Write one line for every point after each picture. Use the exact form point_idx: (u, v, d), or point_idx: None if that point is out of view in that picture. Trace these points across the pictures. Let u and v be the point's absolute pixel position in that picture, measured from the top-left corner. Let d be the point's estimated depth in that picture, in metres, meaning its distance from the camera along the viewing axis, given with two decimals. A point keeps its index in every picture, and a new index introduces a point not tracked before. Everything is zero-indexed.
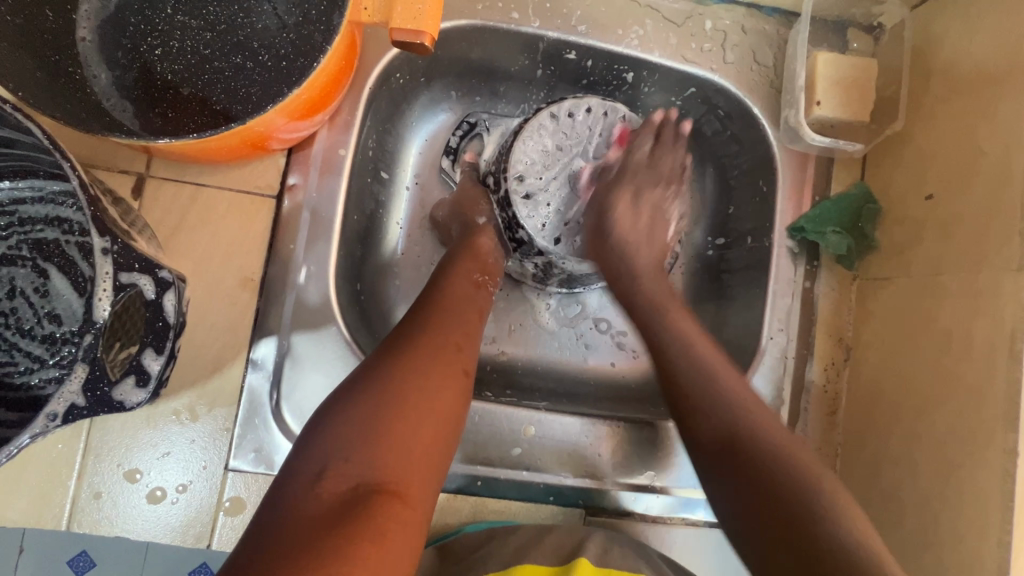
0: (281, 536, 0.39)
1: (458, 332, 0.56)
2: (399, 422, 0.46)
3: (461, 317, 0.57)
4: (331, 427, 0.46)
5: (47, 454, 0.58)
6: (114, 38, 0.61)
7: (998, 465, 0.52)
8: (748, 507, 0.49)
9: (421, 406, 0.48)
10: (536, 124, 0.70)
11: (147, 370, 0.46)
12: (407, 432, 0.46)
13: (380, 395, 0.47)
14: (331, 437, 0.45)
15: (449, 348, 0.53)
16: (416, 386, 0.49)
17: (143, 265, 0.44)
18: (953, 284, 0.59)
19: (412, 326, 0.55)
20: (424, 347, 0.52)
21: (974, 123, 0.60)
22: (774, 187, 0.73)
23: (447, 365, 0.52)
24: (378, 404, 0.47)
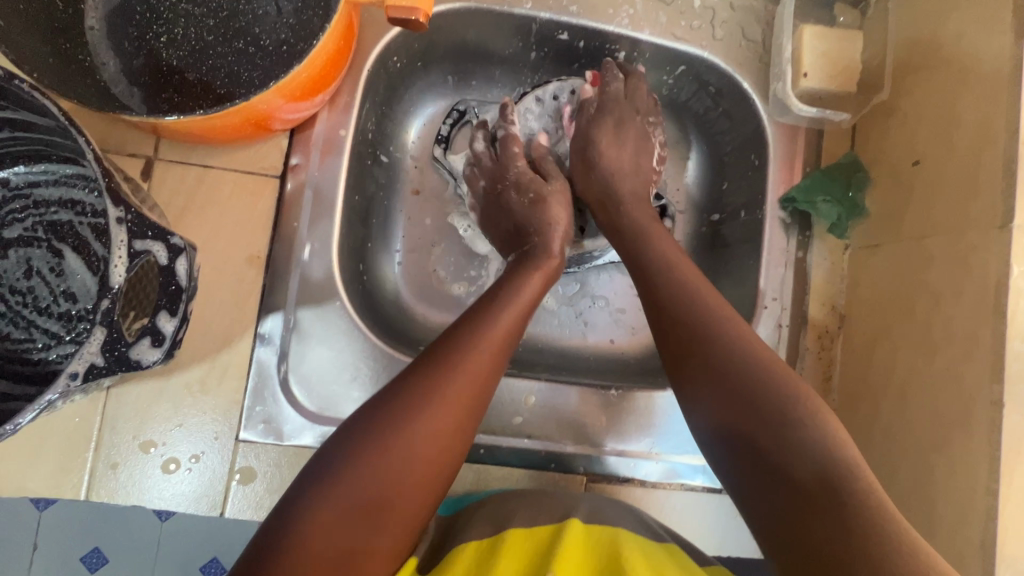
0: (326, 492, 0.44)
1: (512, 324, 0.56)
2: (442, 410, 0.48)
3: (516, 306, 0.57)
4: (384, 402, 0.48)
5: (65, 427, 0.60)
6: (120, 26, 0.63)
7: (984, 417, 0.53)
8: (740, 444, 0.49)
9: (463, 397, 0.50)
10: (522, 108, 0.76)
11: (162, 331, 0.48)
12: (445, 420, 0.48)
13: (429, 381, 0.49)
14: (381, 411, 0.48)
15: (499, 341, 0.54)
16: (461, 377, 0.50)
17: (155, 233, 0.46)
18: (939, 245, 0.61)
19: (470, 314, 0.55)
20: (477, 337, 0.53)
21: (957, 88, 0.61)
22: (765, 160, 0.75)
23: (494, 359, 0.53)
24: (426, 389, 0.49)
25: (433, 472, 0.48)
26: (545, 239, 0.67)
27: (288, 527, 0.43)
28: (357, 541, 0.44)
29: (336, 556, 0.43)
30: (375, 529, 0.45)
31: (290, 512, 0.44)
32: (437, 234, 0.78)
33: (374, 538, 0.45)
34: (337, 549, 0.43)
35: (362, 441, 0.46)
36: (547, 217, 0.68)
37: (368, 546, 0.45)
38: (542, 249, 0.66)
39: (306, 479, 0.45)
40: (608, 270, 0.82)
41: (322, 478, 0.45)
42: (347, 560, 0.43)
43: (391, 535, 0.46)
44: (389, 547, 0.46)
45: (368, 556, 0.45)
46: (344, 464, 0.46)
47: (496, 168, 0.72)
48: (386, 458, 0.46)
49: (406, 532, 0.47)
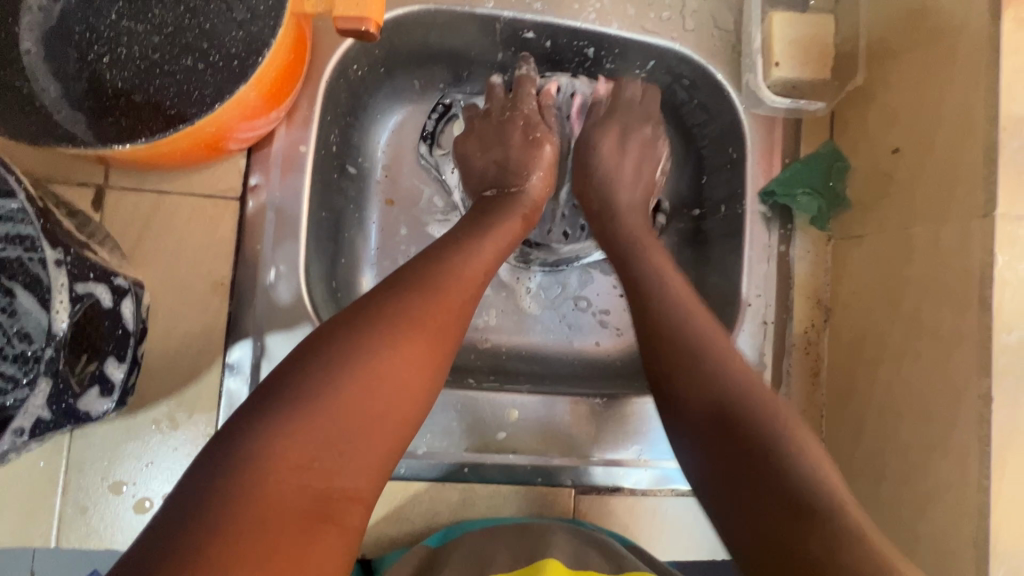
0: (291, 429, 0.40)
1: (486, 259, 0.55)
2: (415, 340, 0.46)
3: (491, 241, 0.57)
4: (345, 330, 0.45)
5: (30, 472, 0.58)
6: (59, 48, 0.60)
7: (973, 412, 0.52)
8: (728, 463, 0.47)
9: (439, 329, 0.48)
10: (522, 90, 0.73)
11: (112, 377, 0.48)
12: (420, 351, 0.46)
13: (401, 309, 0.47)
14: (341, 340, 0.44)
15: (472, 276, 0.53)
16: (436, 306, 0.48)
17: (98, 273, 0.45)
18: (921, 235, 0.59)
19: (441, 247, 0.54)
20: (451, 269, 0.51)
21: (933, 72, 0.59)
22: (743, 152, 0.73)
23: (467, 292, 0.51)
24: (399, 317, 0.46)
25: (407, 405, 0.45)
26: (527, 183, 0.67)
27: (247, 471, 0.38)
28: (331, 482, 0.40)
29: (309, 496, 0.39)
30: (350, 467, 0.41)
31: (246, 454, 0.39)
32: (408, 238, 0.76)
33: (348, 478, 0.41)
34: (310, 489, 0.39)
35: (332, 370, 0.43)
36: (534, 162, 0.68)
37: (341, 488, 0.41)
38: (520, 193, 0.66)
39: (263, 415, 0.41)
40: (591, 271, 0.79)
41: (285, 411, 0.41)
42: (318, 502, 0.40)
43: (365, 477, 0.42)
44: (362, 490, 0.42)
45: (342, 500, 0.41)
46: (310, 395, 0.42)
47: (508, 102, 0.72)
48: (358, 388, 0.43)
49: (379, 473, 0.43)
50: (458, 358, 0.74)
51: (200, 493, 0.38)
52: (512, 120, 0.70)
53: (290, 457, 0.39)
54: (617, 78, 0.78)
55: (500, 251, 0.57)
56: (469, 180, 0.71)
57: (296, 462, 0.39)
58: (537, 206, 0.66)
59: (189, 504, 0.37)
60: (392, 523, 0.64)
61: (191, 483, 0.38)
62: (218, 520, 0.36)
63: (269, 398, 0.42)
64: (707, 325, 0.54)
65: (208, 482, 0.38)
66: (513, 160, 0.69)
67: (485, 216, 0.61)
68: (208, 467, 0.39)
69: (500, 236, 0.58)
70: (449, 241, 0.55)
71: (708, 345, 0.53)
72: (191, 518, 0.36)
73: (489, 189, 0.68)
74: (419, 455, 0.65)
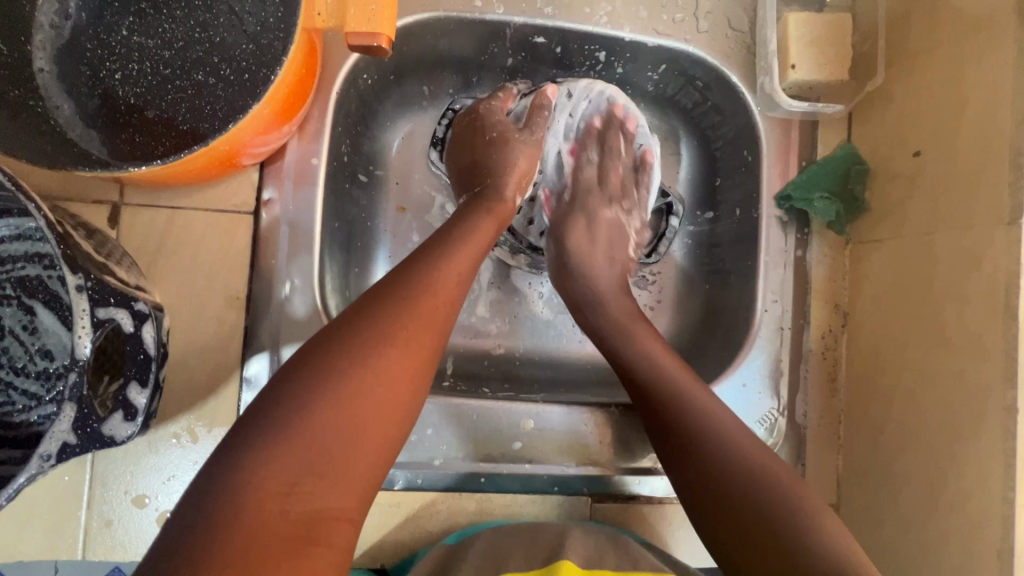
0: (271, 455, 0.40)
1: (463, 264, 0.53)
2: (393, 356, 0.45)
3: (469, 246, 0.55)
4: (320, 353, 0.44)
5: (55, 487, 0.58)
6: (71, 66, 0.60)
7: (997, 422, 0.52)
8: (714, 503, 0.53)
9: (416, 341, 0.47)
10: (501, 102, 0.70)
11: (137, 403, 0.46)
12: (399, 366, 0.46)
13: (374, 326, 0.46)
14: (316, 362, 0.44)
15: (452, 283, 0.51)
16: (411, 319, 0.47)
17: (119, 298, 0.44)
18: (943, 241, 0.58)
19: (418, 256, 0.52)
20: (426, 277, 0.50)
21: (956, 73, 0.58)
22: (758, 156, 0.71)
23: (446, 300, 0.50)
24: (374, 334, 0.45)
25: (388, 420, 0.45)
26: (499, 180, 0.64)
27: (234, 503, 0.38)
28: (316, 505, 0.41)
29: (294, 521, 0.39)
30: (334, 488, 0.42)
31: (230, 483, 0.39)
32: (410, 240, 0.75)
33: (333, 498, 0.41)
34: (294, 514, 0.40)
35: (306, 394, 0.42)
36: (506, 164, 0.65)
37: (327, 509, 0.41)
38: (495, 193, 0.63)
39: (243, 442, 0.41)
40: None
41: (263, 437, 0.41)
42: (303, 526, 0.40)
43: (350, 496, 0.42)
44: (349, 508, 0.42)
45: (329, 521, 0.41)
46: (288, 419, 0.41)
47: (473, 115, 0.70)
48: (336, 410, 0.42)
49: (364, 490, 0.44)
50: (473, 365, 0.75)
51: (190, 528, 0.37)
52: (482, 128, 0.68)
53: (271, 484, 0.39)
54: (629, 81, 0.76)
55: (479, 253, 0.56)
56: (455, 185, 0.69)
57: (277, 488, 0.40)
58: (509, 207, 0.63)
59: (180, 539, 0.37)
60: (410, 533, 0.64)
61: (187, 508, 0.39)
62: (201, 554, 0.36)
63: (246, 425, 0.41)
64: (661, 351, 0.62)
65: (195, 518, 0.38)
66: (484, 163, 0.66)
67: (456, 221, 0.58)
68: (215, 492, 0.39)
69: (479, 241, 0.56)
70: (427, 248, 0.53)
71: (681, 388, 0.59)
72: (180, 548, 0.37)
73: (463, 194, 0.67)
74: (435, 466, 0.65)
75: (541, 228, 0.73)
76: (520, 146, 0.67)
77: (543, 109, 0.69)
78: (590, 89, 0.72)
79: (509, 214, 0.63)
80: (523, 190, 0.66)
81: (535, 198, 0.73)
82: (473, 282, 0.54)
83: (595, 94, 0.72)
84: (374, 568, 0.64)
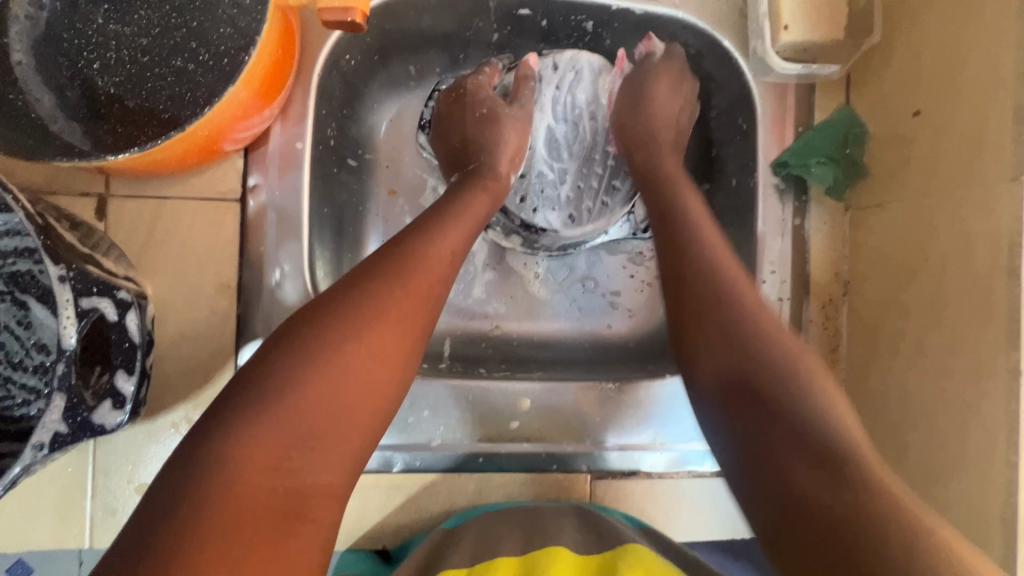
0: (257, 428, 0.40)
1: (456, 239, 0.53)
2: (382, 330, 0.45)
3: (460, 221, 0.54)
4: (306, 327, 0.44)
5: (59, 478, 0.59)
6: (49, 57, 0.59)
7: (1000, 385, 0.51)
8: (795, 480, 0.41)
9: (405, 318, 0.46)
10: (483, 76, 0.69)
11: (124, 390, 0.48)
12: (389, 341, 0.45)
13: (362, 301, 0.45)
14: (303, 336, 0.43)
15: (442, 258, 0.50)
16: (401, 294, 0.47)
17: (101, 288, 0.45)
18: (944, 203, 0.57)
19: (408, 230, 0.52)
20: (416, 252, 0.49)
21: (956, 26, 0.56)
22: (754, 123, 0.70)
23: (437, 276, 0.49)
24: (362, 308, 0.45)
25: (375, 397, 0.44)
26: (488, 157, 0.63)
27: (221, 484, 0.38)
28: (303, 480, 0.40)
29: (279, 497, 0.39)
30: (320, 463, 0.41)
31: (218, 461, 0.38)
32: (402, 220, 0.73)
33: (319, 473, 0.41)
34: (281, 488, 0.39)
35: (291, 370, 0.42)
36: (496, 141, 0.64)
37: (313, 485, 0.41)
38: (484, 169, 0.62)
39: (230, 418, 0.40)
40: (598, 252, 0.77)
41: (251, 412, 0.40)
42: (289, 502, 0.39)
43: (336, 473, 0.42)
44: (335, 484, 0.42)
45: (315, 496, 0.41)
46: (275, 393, 0.41)
47: (458, 90, 0.68)
48: (325, 384, 0.42)
49: (350, 468, 0.43)
50: (470, 346, 0.74)
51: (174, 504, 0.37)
52: (467, 104, 0.67)
53: (258, 458, 0.39)
54: (619, 51, 0.75)
55: (471, 229, 0.55)
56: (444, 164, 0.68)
57: (265, 463, 0.39)
58: (501, 181, 0.62)
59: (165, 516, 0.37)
60: (411, 514, 0.65)
61: (166, 487, 0.38)
62: (186, 531, 0.36)
63: (234, 400, 0.41)
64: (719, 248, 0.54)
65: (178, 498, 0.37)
66: (472, 141, 0.65)
67: (448, 198, 0.57)
68: (200, 473, 0.38)
69: (472, 216, 0.55)
70: (420, 223, 0.53)
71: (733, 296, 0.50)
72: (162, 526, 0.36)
73: (454, 173, 0.66)
74: (433, 447, 0.65)
75: (533, 206, 0.71)
76: (510, 122, 0.66)
77: (529, 81, 0.68)
78: (576, 60, 0.70)
79: (502, 192, 0.62)
80: (516, 166, 0.65)
81: (526, 175, 0.71)
82: (465, 258, 0.54)
83: (580, 64, 0.71)
84: (376, 550, 0.64)
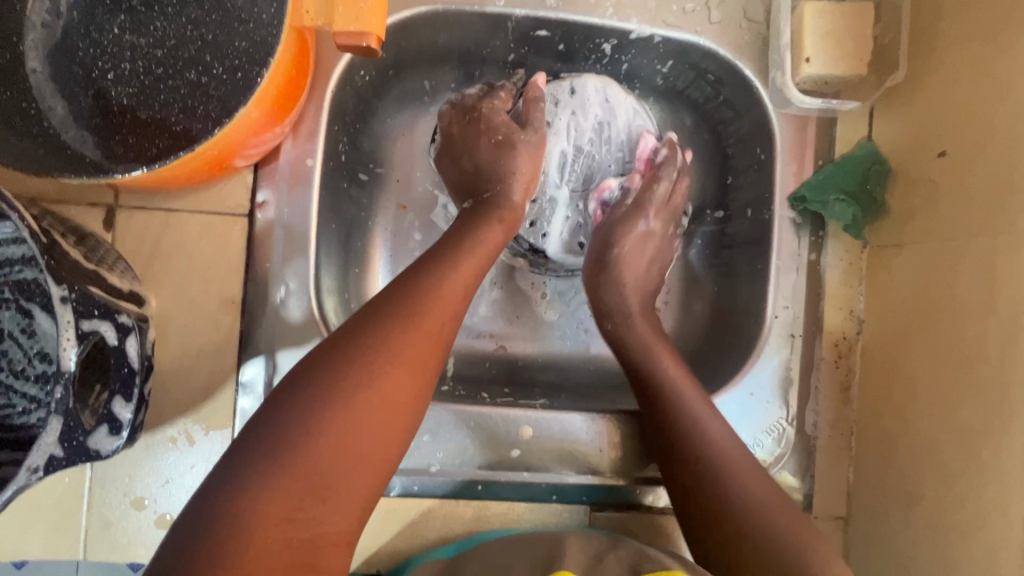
0: (269, 478, 0.39)
1: (469, 272, 0.52)
2: (396, 371, 0.44)
3: (474, 254, 0.53)
4: (317, 370, 0.43)
5: (56, 488, 0.59)
6: (65, 66, 0.59)
7: (1019, 446, 0.49)
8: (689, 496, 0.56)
9: (420, 357, 0.45)
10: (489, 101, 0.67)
11: (121, 416, 0.47)
12: (401, 383, 0.44)
13: (374, 341, 0.44)
14: (313, 380, 0.42)
15: (455, 293, 0.49)
16: (416, 334, 0.46)
17: (103, 311, 0.44)
18: (967, 250, 0.55)
19: (423, 265, 0.51)
20: (430, 290, 0.48)
21: (985, 72, 0.54)
22: (772, 155, 0.68)
23: (449, 315, 0.48)
24: (375, 349, 0.44)
25: (389, 441, 0.43)
26: (503, 184, 0.62)
27: (221, 526, 0.37)
28: (319, 531, 0.40)
29: (295, 551, 0.39)
30: (334, 511, 0.41)
31: (225, 500, 0.38)
32: (410, 234, 0.73)
33: (334, 522, 0.41)
34: (299, 540, 0.39)
35: (305, 415, 0.41)
36: (510, 167, 0.63)
37: (327, 533, 0.40)
38: (497, 198, 0.61)
39: (233, 462, 0.40)
40: None
41: (263, 461, 0.39)
42: (305, 553, 0.39)
43: (348, 521, 0.41)
44: (349, 531, 0.41)
45: (327, 546, 0.40)
46: (290, 441, 0.40)
47: (470, 109, 0.67)
48: (341, 431, 0.41)
49: (363, 512, 0.43)
50: (475, 367, 0.73)
51: (181, 544, 0.37)
52: (477, 126, 0.66)
53: (274, 510, 0.38)
54: (636, 75, 0.73)
55: (485, 263, 0.54)
56: (455, 185, 0.66)
57: (280, 515, 0.39)
58: (515, 207, 0.61)
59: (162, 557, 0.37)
60: (407, 540, 0.64)
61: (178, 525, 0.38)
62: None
63: (247, 446, 0.40)
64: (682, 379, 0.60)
65: (188, 538, 0.37)
66: (484, 167, 0.64)
67: (461, 229, 0.56)
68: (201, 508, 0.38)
69: (485, 248, 0.54)
70: (435, 256, 0.52)
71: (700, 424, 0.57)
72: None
73: (466, 199, 0.64)
74: (432, 473, 0.64)
75: (545, 231, 0.70)
76: (524, 147, 0.65)
77: (538, 102, 0.66)
78: (610, 108, 0.70)
79: (518, 221, 0.61)
80: (530, 193, 0.64)
81: (538, 200, 0.70)
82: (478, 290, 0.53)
83: (597, 88, 0.70)
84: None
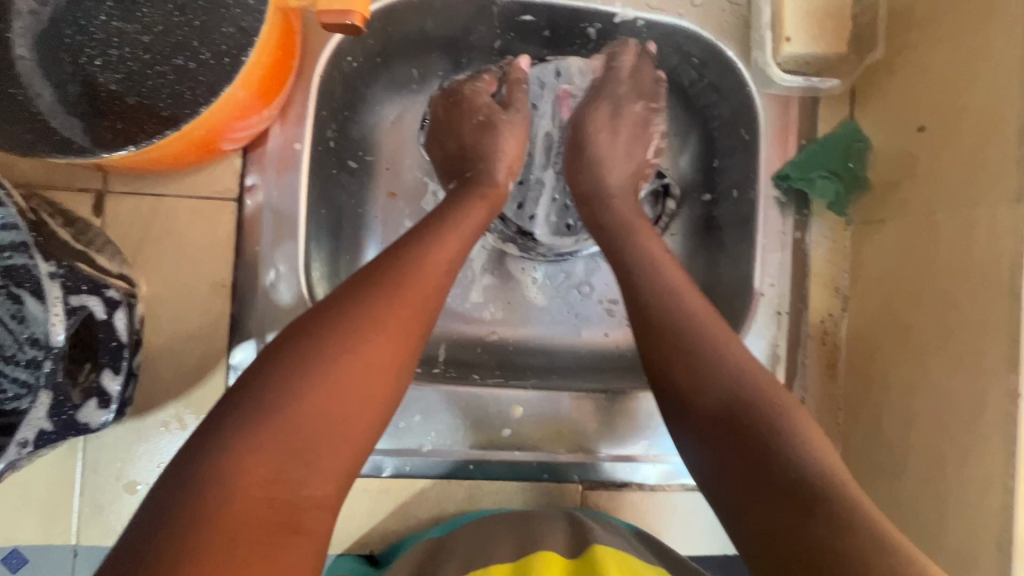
0: (252, 441, 0.39)
1: (453, 247, 0.52)
2: (378, 339, 0.44)
3: (458, 229, 0.54)
4: (300, 339, 0.43)
5: (48, 474, 0.59)
6: (52, 53, 0.59)
7: (999, 410, 0.50)
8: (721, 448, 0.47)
9: (402, 327, 0.46)
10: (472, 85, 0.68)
11: (109, 389, 0.49)
12: (383, 351, 0.44)
13: (357, 311, 0.45)
14: (296, 346, 0.43)
15: (439, 266, 0.50)
16: (399, 304, 0.46)
17: (90, 285, 0.46)
18: (947, 221, 0.56)
19: (407, 239, 0.51)
20: (413, 261, 0.49)
21: (960, 46, 0.55)
22: (756, 134, 0.69)
23: (433, 287, 0.49)
24: (357, 317, 0.44)
25: (370, 407, 0.44)
26: (487, 163, 0.63)
27: (204, 490, 0.38)
28: (301, 493, 0.40)
29: (276, 510, 0.39)
30: (315, 474, 0.41)
31: (209, 465, 0.39)
32: (399, 218, 0.72)
33: (316, 485, 0.41)
34: (278, 501, 0.39)
35: (288, 380, 0.41)
36: (494, 147, 0.64)
37: (309, 496, 0.40)
38: (483, 177, 0.62)
39: (217, 428, 0.40)
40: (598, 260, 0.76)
41: (246, 424, 0.40)
42: (283, 513, 0.39)
43: (330, 485, 0.42)
44: (330, 495, 0.42)
45: (309, 509, 0.40)
46: (272, 405, 0.41)
47: (453, 95, 0.68)
48: (322, 395, 0.42)
49: (347, 478, 0.43)
50: (465, 352, 0.73)
51: (164, 509, 0.37)
52: (462, 109, 0.67)
53: (256, 471, 0.39)
54: None
55: (470, 238, 0.54)
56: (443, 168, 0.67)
57: (262, 477, 0.39)
58: (500, 186, 0.62)
59: (144, 522, 0.37)
60: (399, 520, 0.64)
61: (162, 489, 0.38)
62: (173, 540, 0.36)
63: (231, 410, 0.41)
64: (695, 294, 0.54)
65: (174, 499, 0.37)
66: (470, 148, 0.65)
67: (445, 207, 0.57)
68: (186, 475, 0.38)
69: (469, 222, 0.55)
70: (419, 231, 0.52)
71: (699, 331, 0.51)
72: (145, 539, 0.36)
73: (452, 180, 0.65)
74: (424, 453, 0.65)
75: (531, 214, 0.72)
76: (509, 128, 0.65)
77: (522, 83, 0.68)
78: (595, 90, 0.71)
79: (502, 200, 0.61)
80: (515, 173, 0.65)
81: (524, 182, 0.72)
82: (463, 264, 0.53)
83: (583, 72, 0.71)
84: (364, 555, 0.63)
